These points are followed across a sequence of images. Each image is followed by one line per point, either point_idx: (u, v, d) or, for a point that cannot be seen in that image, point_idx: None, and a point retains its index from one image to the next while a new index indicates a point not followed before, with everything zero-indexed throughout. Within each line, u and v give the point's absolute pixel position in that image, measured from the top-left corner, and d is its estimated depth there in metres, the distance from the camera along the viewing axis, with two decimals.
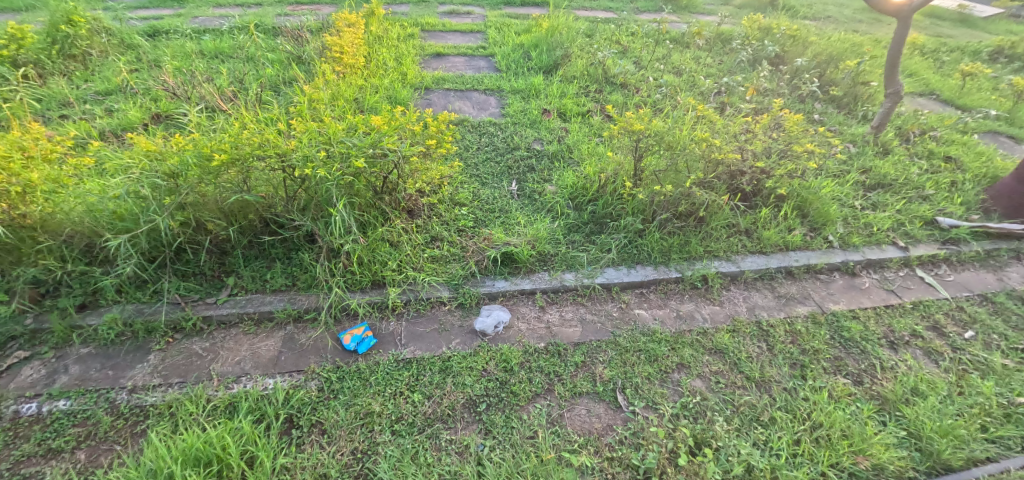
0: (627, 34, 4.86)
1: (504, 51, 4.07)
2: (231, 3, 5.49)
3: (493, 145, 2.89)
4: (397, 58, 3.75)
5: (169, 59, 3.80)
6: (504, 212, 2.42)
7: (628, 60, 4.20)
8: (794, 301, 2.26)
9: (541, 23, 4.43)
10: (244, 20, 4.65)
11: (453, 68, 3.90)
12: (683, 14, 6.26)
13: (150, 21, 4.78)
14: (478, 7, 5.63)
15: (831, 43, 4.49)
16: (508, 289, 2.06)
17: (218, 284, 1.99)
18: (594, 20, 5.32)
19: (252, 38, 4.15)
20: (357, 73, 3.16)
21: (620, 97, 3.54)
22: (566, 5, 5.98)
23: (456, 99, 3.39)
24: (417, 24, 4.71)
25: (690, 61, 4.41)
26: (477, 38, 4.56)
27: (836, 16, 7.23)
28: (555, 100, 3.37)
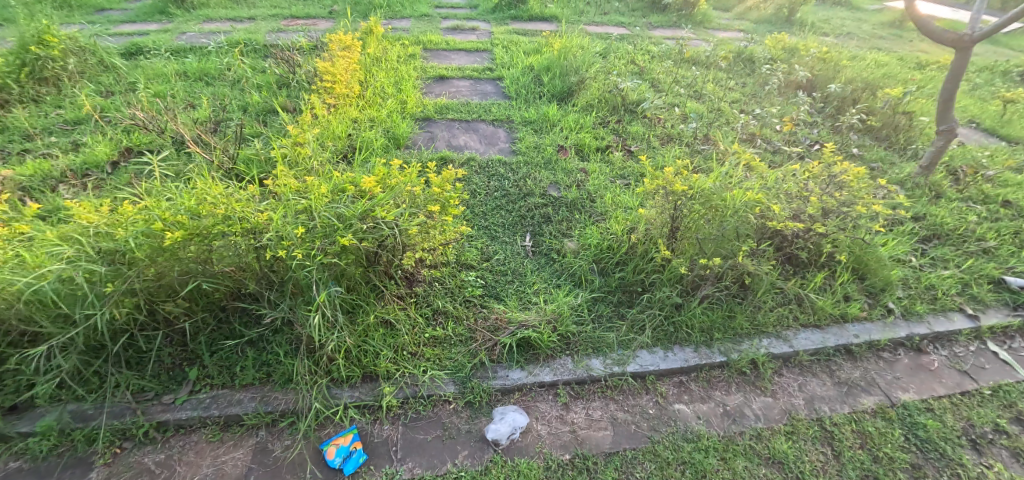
0: (643, 55, 4.55)
1: (513, 75, 3.74)
2: (222, 17, 5.20)
3: (503, 190, 2.56)
4: (397, 83, 3.42)
5: (148, 84, 3.50)
6: (518, 277, 2.10)
7: (646, 86, 3.90)
8: (857, 389, 1.91)
9: (553, 43, 4.10)
10: (233, 37, 4.34)
11: (458, 94, 3.56)
12: (699, 30, 5.97)
13: (134, 38, 4.49)
14: (484, 23, 5.33)
15: (864, 68, 4.19)
16: (526, 382, 1.73)
17: (178, 377, 1.64)
18: (606, 37, 5.01)
19: (241, 59, 3.85)
20: (351, 105, 2.84)
21: (641, 132, 3.23)
22: (576, 20, 5.69)
23: (462, 131, 3.04)
24: (419, 42, 4.40)
25: (712, 85, 4.10)
26: (484, 59, 4.24)
27: (856, 32, 6.94)
28: (571, 134, 3.04)
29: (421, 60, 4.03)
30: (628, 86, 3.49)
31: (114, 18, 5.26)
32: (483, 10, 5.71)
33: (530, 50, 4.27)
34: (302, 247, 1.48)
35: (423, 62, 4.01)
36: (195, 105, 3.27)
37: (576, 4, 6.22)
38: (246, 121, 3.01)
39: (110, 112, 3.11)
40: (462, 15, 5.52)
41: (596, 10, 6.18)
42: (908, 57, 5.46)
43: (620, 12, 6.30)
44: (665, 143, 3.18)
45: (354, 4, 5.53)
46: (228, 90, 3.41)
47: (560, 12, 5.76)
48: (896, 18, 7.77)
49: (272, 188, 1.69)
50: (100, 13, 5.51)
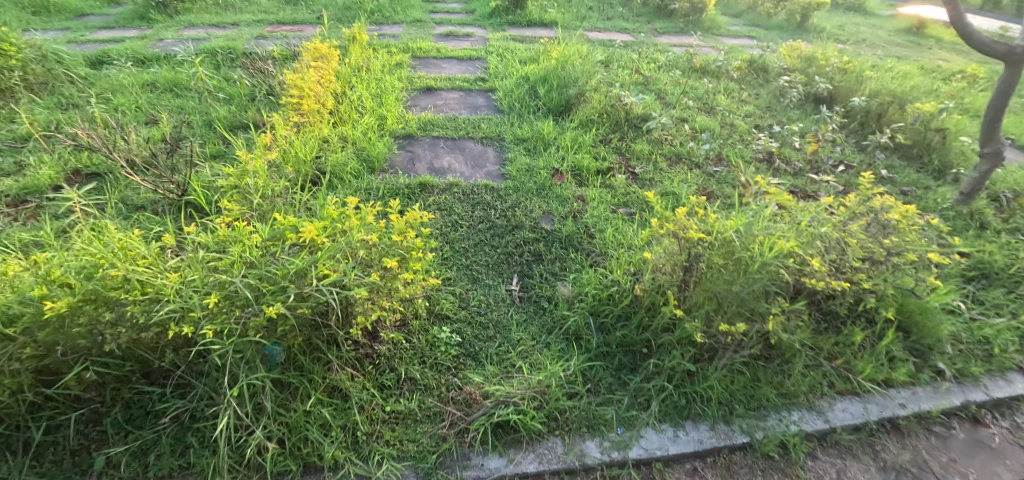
0: (648, 64, 4.25)
1: (507, 87, 3.42)
2: (203, 23, 4.94)
3: (488, 221, 2.24)
4: (378, 96, 3.12)
5: (110, 97, 3.22)
6: (501, 332, 1.79)
7: (652, 99, 3.59)
8: (913, 476, 1.54)
9: (551, 51, 3.79)
10: (210, 45, 4.07)
11: (445, 107, 3.23)
12: (707, 37, 5.66)
13: (107, 46, 4.23)
14: (479, 29, 5.03)
15: (889, 79, 3.86)
16: (505, 472, 1.37)
17: (79, 468, 1.26)
18: (609, 45, 4.72)
19: (214, 71, 3.58)
20: (321, 123, 2.53)
21: (646, 152, 2.91)
22: (577, 26, 5.39)
23: (446, 151, 2.72)
24: (408, 51, 4.10)
25: (723, 97, 3.78)
26: (477, 68, 3.93)
27: (872, 38, 6.61)
28: (568, 154, 2.72)
29: (409, 69, 3.73)
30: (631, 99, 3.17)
31: (91, 24, 5.01)
32: (479, 16, 5.42)
33: (526, 58, 3.96)
34: (215, 322, 1.16)
35: (411, 72, 3.71)
36: (157, 121, 2.99)
37: (577, 9, 5.93)
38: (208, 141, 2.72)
39: (61, 129, 2.83)
40: (457, 21, 5.22)
41: (598, 16, 5.88)
42: (931, 66, 5.13)
43: (624, 17, 6.00)
44: (673, 164, 2.86)
45: (343, 10, 5.26)
46: (195, 105, 3.12)
47: (560, 18, 5.47)
48: (913, 23, 7.43)
49: (194, 236, 1.38)
50: (79, 18, 5.27)
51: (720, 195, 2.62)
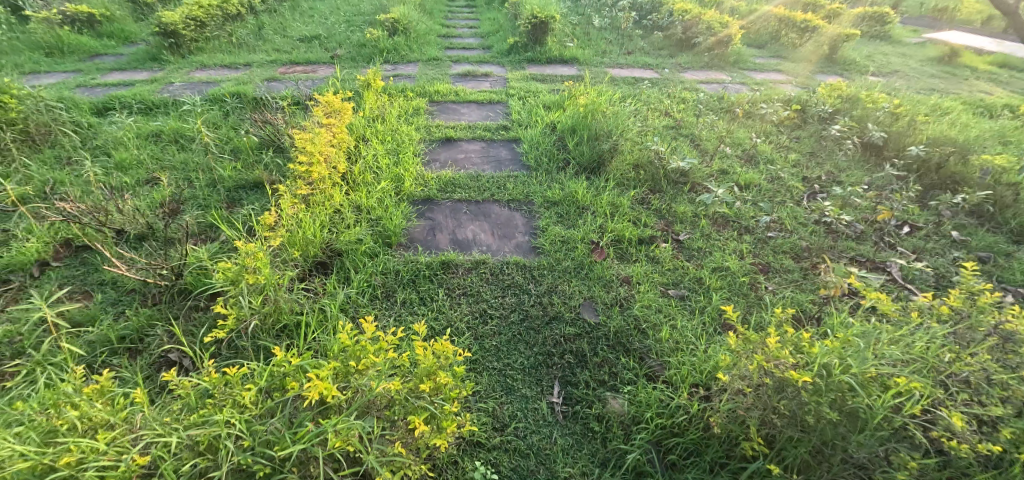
0: (678, 107, 4.01)
1: (532, 137, 3.17)
2: (216, 64, 4.82)
3: (522, 310, 1.94)
4: (395, 151, 2.88)
5: (114, 152, 3.03)
6: (545, 467, 1.47)
7: (689, 149, 3.33)
8: None
9: (578, 97, 3.55)
10: (221, 90, 3.91)
11: (467, 161, 2.97)
12: (734, 72, 5.44)
13: (116, 91, 4.09)
14: (498, 67, 4.85)
15: (944, 125, 3.56)
16: None
17: None
18: (634, 84, 4.51)
19: (224, 122, 3.39)
20: (333, 191, 2.28)
21: (690, 215, 2.62)
22: (599, 63, 5.20)
23: (470, 217, 2.44)
24: (425, 95, 3.90)
25: (764, 146, 3.51)
26: (498, 113, 3.70)
27: (905, 69, 6.34)
28: (606, 220, 2.43)
29: (426, 116, 3.51)
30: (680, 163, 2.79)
31: (104, 65, 4.91)
32: (497, 53, 5.25)
33: (551, 102, 3.72)
34: None
35: (429, 119, 3.48)
36: (161, 182, 2.79)
37: (597, 44, 5.75)
38: (213, 209, 2.50)
39: (57, 191, 2.63)
40: (474, 59, 5.05)
41: (620, 50, 5.69)
42: (977, 101, 4.84)
43: (646, 51, 5.81)
44: (722, 229, 2.57)
45: (358, 48, 5.12)
46: (201, 161, 2.91)
47: (582, 54, 5.28)
48: (945, 52, 7.16)
49: (178, 383, 1.11)
50: (92, 59, 5.19)
51: (779, 269, 2.31)
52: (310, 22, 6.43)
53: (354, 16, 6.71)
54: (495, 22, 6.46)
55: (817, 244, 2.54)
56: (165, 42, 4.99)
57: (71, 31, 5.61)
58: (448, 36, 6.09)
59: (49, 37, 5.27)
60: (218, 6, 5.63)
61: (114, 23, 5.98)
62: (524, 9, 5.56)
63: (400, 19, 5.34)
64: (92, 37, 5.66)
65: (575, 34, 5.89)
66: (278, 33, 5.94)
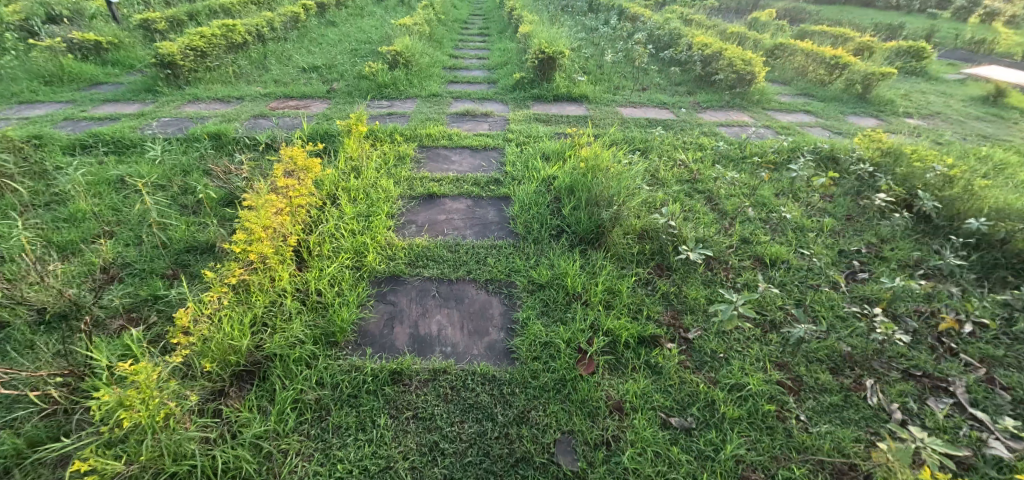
0: (694, 159, 3.62)
1: (525, 196, 2.78)
2: (210, 97, 4.65)
3: (483, 447, 1.53)
4: (366, 213, 2.55)
5: (69, 202, 2.79)
6: None
7: (704, 214, 2.92)
8: None
9: (581, 148, 3.17)
10: (202, 129, 3.68)
11: (447, 224, 2.60)
12: (757, 112, 5.02)
13: (100, 127, 3.92)
14: (501, 106, 4.53)
15: (1007, 190, 3.06)
16: None
17: None
18: (647, 129, 4.15)
19: (195, 169, 3.15)
20: (278, 273, 1.95)
21: (704, 304, 2.20)
22: (610, 101, 4.85)
23: (438, 303, 2.07)
24: (415, 139, 3.58)
25: (792, 210, 3.08)
26: (492, 162, 3.32)
27: (947, 111, 5.81)
28: (601, 313, 2.02)
29: (411, 165, 3.16)
30: (695, 249, 2.33)
31: (99, 96, 4.80)
32: (502, 89, 4.96)
33: (551, 150, 3.34)
34: None
35: (413, 169, 3.13)
36: (110, 241, 2.52)
37: (610, 79, 5.41)
38: (153, 282, 2.20)
39: None
40: (476, 95, 4.76)
41: (634, 86, 5.34)
42: None
43: (663, 87, 5.45)
44: (743, 324, 2.13)
45: (357, 81, 4.89)
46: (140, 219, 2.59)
47: (592, 91, 4.94)
48: (992, 91, 6.59)
49: None
50: (90, 88, 5.09)
51: (814, 387, 1.88)
52: (316, 52, 6.30)
53: (361, 46, 6.57)
54: (504, 54, 6.21)
55: (859, 348, 2.09)
56: (161, 72, 4.85)
57: (76, 59, 5.57)
58: (453, 68, 5.85)
59: (51, 65, 5.22)
60: (222, 35, 5.51)
61: (120, 50, 5.94)
62: (533, 42, 5.28)
63: (402, 51, 5.11)
64: (95, 65, 5.60)
65: (586, 69, 5.57)
66: (280, 63, 5.79)
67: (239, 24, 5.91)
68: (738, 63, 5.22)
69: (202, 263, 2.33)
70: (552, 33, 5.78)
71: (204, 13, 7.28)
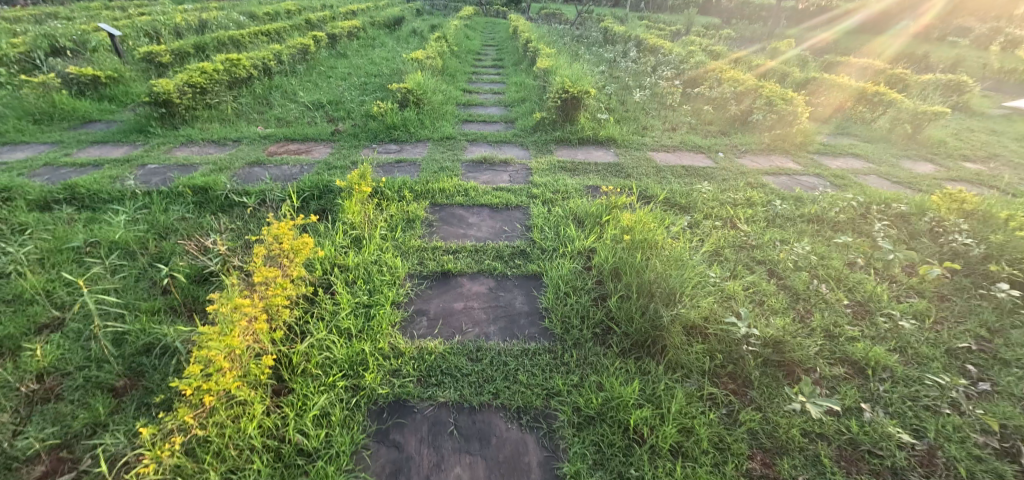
0: (746, 221, 3.16)
1: (559, 277, 2.30)
2: (205, 139, 4.27)
3: None
4: (366, 304, 2.08)
5: (18, 278, 2.35)
6: None
7: (774, 298, 2.42)
8: None
9: (622, 214, 2.69)
10: (188, 181, 3.27)
11: (464, 316, 2.11)
12: (803, 157, 4.57)
13: (79, 176, 3.53)
14: (521, 150, 4.10)
15: None
16: None
17: None
18: (686, 181, 3.69)
19: (172, 236, 2.73)
20: (246, 413, 1.48)
21: (802, 439, 1.67)
22: (639, 145, 4.42)
23: (456, 447, 1.56)
24: (426, 195, 3.12)
25: (876, 289, 2.58)
26: (516, 226, 2.82)
27: (1007, 153, 5.31)
28: (673, 468, 1.50)
29: (421, 232, 2.68)
30: (814, 399, 1.76)
31: (88, 136, 4.45)
32: (521, 130, 4.55)
33: (584, 212, 2.87)
34: None
35: (424, 237, 2.66)
36: (57, 334, 2.07)
37: (636, 120, 5.01)
38: (96, 404, 1.73)
39: None
40: (494, 138, 4.35)
41: (662, 128, 4.94)
42: None
43: (694, 128, 5.04)
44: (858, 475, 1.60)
45: (364, 121, 4.52)
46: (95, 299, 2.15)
47: (620, 134, 4.53)
48: None
49: None
50: (81, 127, 4.76)
51: None
52: (323, 87, 5.99)
53: (371, 81, 6.27)
54: (521, 90, 5.86)
55: None
56: (155, 111, 4.50)
57: (72, 95, 5.28)
58: (468, 105, 5.49)
59: (44, 103, 4.92)
60: (224, 71, 5.21)
61: (119, 85, 5.67)
62: (555, 79, 4.90)
63: (414, 90, 4.74)
64: (91, 100, 5.30)
65: (611, 108, 5.18)
66: (285, 99, 5.47)
67: (244, 59, 5.61)
68: (778, 102, 4.81)
69: (161, 374, 1.87)
70: (573, 69, 5.43)
71: (211, 44, 7.05)
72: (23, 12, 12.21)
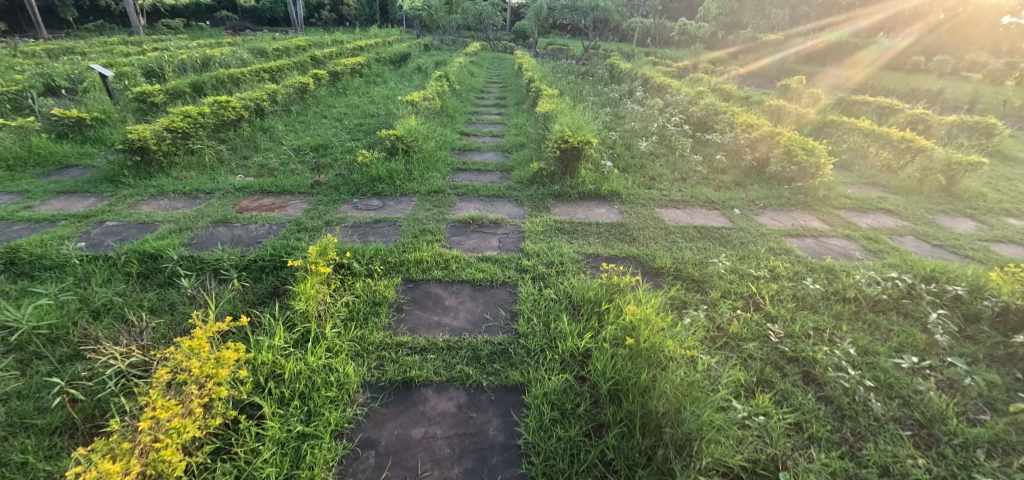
0: (770, 305, 2.72)
1: (545, 394, 1.86)
2: (177, 190, 3.95)
3: None
4: (299, 437, 1.65)
5: None
6: None
7: (814, 421, 1.94)
8: None
9: (624, 305, 2.27)
10: (140, 246, 2.93)
11: (421, 451, 1.66)
12: (829, 214, 4.13)
13: (29, 236, 3.19)
14: (514, 207, 3.72)
15: None
16: None
17: None
18: (699, 248, 3.27)
19: (100, 323, 2.34)
20: None
21: None
22: (646, 200, 4.03)
23: None
24: (400, 267, 2.72)
25: (938, 404, 2.09)
26: (499, 312, 2.40)
27: None
28: None
29: (386, 321, 2.28)
30: None
31: (56, 184, 4.17)
32: (517, 182, 4.19)
33: (580, 296, 2.44)
34: None
35: (389, 327, 2.25)
36: None
37: (643, 170, 4.66)
38: None
39: None
40: (486, 191, 3.99)
41: (671, 179, 4.57)
42: None
43: (706, 179, 4.66)
44: None
45: (349, 171, 4.21)
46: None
47: (625, 187, 4.14)
48: None
49: None
50: (54, 173, 4.48)
51: None
52: (316, 129, 5.77)
53: (366, 123, 6.04)
54: (521, 134, 5.58)
55: None
56: (130, 159, 4.21)
57: (53, 139, 5.08)
58: (463, 150, 5.19)
59: (20, 148, 4.70)
60: (211, 114, 5.00)
61: (106, 127, 5.48)
62: (554, 127, 4.58)
63: (404, 137, 4.45)
64: (72, 143, 5.10)
65: (615, 158, 4.84)
66: (274, 144, 5.23)
67: (234, 100, 5.41)
68: (798, 153, 4.41)
69: None
70: (575, 115, 5.15)
71: (209, 84, 6.94)
72: (42, 46, 12.48)
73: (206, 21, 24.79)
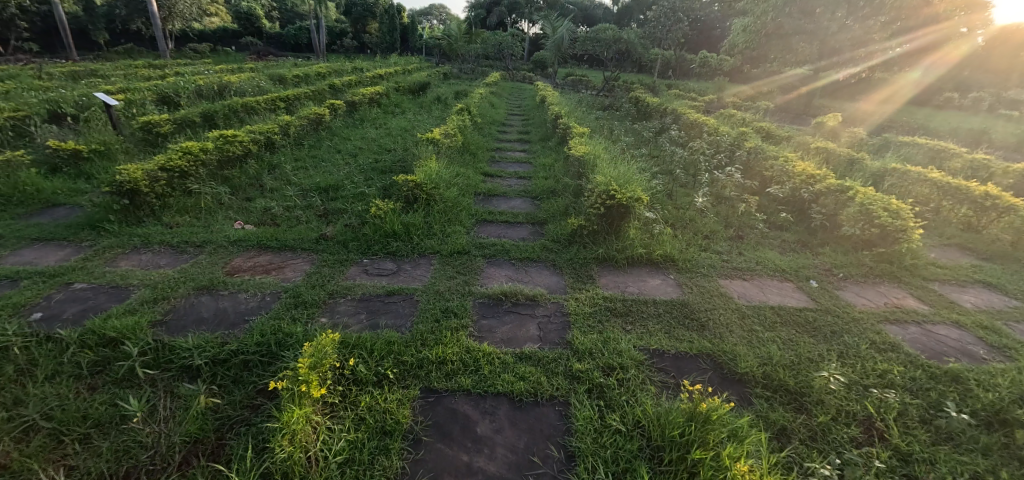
0: (900, 439, 2.07)
1: None
2: (165, 241, 3.45)
3: None
4: None
5: None
6: None
7: None
8: None
9: (726, 456, 1.63)
10: (102, 324, 2.38)
11: None
12: (923, 289, 3.48)
13: None
14: (553, 276, 3.14)
15: None
16: None
17: None
18: (786, 342, 2.64)
19: (19, 451, 1.75)
20: None
21: None
22: (705, 267, 3.43)
23: None
24: (418, 371, 2.12)
25: None
26: (549, 451, 1.78)
27: None
28: None
29: (399, 465, 1.67)
30: None
31: (33, 227, 3.70)
32: (553, 240, 3.63)
33: (659, 431, 1.81)
34: None
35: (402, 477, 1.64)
36: None
37: (694, 228, 4.09)
38: None
39: None
40: (518, 252, 3.42)
41: (728, 239, 3.98)
42: None
43: (768, 239, 4.06)
44: None
45: (362, 222, 3.70)
46: None
47: (678, 250, 3.56)
48: None
49: None
50: (36, 214, 4.01)
51: None
52: (328, 166, 5.32)
53: (382, 159, 5.59)
54: (551, 179, 5.07)
55: None
56: (117, 202, 3.70)
57: (44, 174, 4.67)
58: (488, 194, 4.68)
59: (5, 183, 4.26)
60: (214, 150, 4.56)
61: (104, 159, 5.08)
62: (595, 177, 4.05)
63: (425, 185, 3.95)
64: (65, 178, 4.68)
65: (661, 212, 4.28)
66: (281, 183, 4.77)
67: (241, 135, 5.00)
68: (880, 213, 3.79)
69: None
70: (613, 162, 4.64)
71: (221, 113, 6.59)
72: (68, 68, 12.51)
73: (232, 46, 25.23)
